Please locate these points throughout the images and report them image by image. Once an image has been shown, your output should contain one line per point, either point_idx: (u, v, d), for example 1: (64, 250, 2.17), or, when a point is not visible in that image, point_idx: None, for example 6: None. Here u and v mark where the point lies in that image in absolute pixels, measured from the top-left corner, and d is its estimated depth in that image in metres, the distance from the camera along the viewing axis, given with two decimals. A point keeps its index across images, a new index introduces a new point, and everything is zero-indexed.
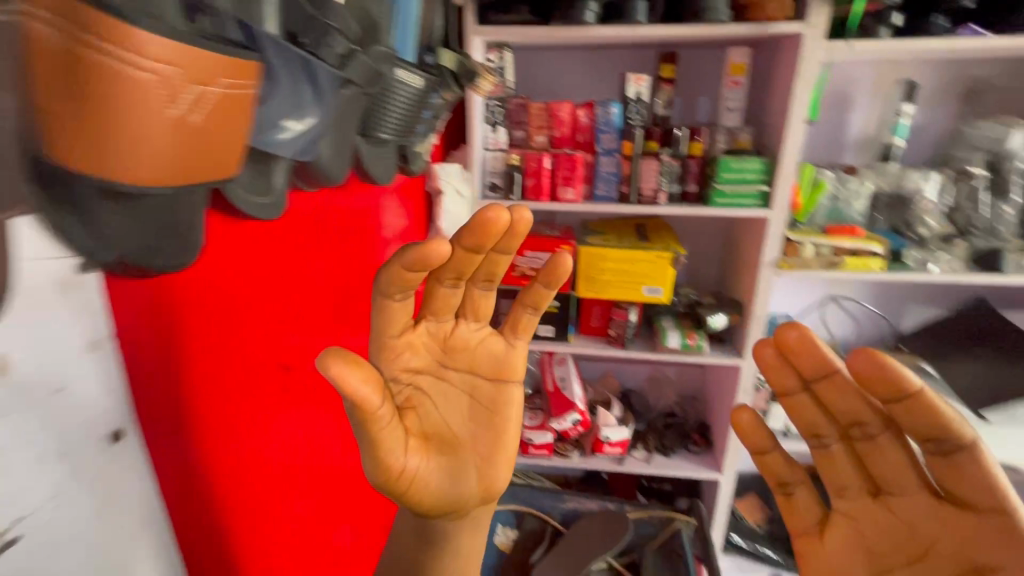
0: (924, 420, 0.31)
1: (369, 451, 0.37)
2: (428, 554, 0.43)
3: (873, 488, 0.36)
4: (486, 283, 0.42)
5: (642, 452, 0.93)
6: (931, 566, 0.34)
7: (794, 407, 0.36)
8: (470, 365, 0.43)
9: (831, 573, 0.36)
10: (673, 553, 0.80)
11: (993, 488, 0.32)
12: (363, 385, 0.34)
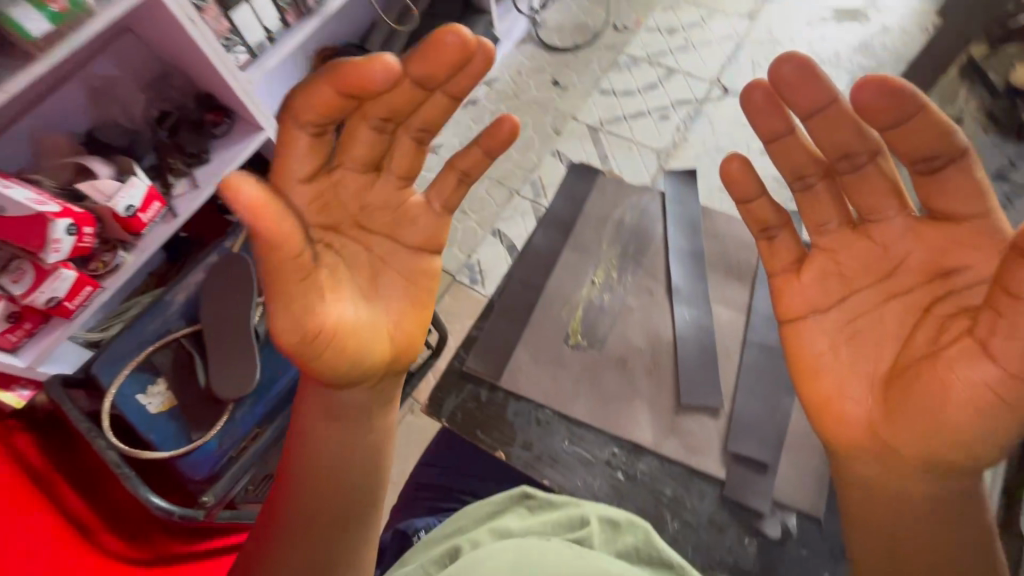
0: (927, 142, 0.44)
1: (285, 304, 0.45)
2: (364, 423, 0.52)
3: (854, 224, 0.50)
4: (419, 129, 0.51)
5: (184, 182, 1.00)
6: (896, 278, 0.47)
7: (785, 154, 0.50)
8: (391, 223, 0.52)
9: (803, 296, 0.50)
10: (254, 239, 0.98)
11: (974, 193, 0.44)
12: (256, 190, 0.42)
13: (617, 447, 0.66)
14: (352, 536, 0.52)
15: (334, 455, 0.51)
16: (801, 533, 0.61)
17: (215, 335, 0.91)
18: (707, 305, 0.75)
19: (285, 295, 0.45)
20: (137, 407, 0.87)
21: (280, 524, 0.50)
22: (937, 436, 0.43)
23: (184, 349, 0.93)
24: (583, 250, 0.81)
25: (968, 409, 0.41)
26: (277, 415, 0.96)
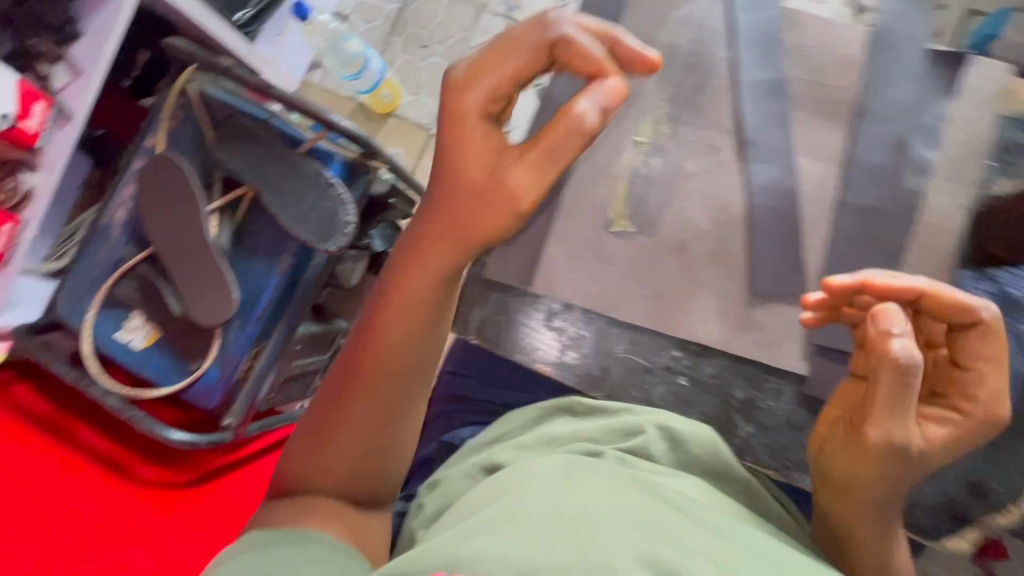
0: (940, 302, 0.50)
1: (458, 147, 0.45)
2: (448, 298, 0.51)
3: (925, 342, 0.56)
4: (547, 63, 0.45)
5: (63, 74, 0.82)
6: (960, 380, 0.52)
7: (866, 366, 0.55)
8: (495, 116, 0.45)
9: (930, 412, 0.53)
10: (229, 114, 0.85)
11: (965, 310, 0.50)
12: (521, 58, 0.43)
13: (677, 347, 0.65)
14: (403, 408, 0.54)
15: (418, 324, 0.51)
16: None
17: (172, 244, 0.81)
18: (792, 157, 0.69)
19: (478, 149, 0.45)
20: (123, 346, 0.83)
21: (364, 370, 0.52)
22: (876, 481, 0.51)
23: (150, 279, 0.83)
24: (616, 97, 0.71)
25: (913, 464, 0.50)
26: (273, 329, 0.85)
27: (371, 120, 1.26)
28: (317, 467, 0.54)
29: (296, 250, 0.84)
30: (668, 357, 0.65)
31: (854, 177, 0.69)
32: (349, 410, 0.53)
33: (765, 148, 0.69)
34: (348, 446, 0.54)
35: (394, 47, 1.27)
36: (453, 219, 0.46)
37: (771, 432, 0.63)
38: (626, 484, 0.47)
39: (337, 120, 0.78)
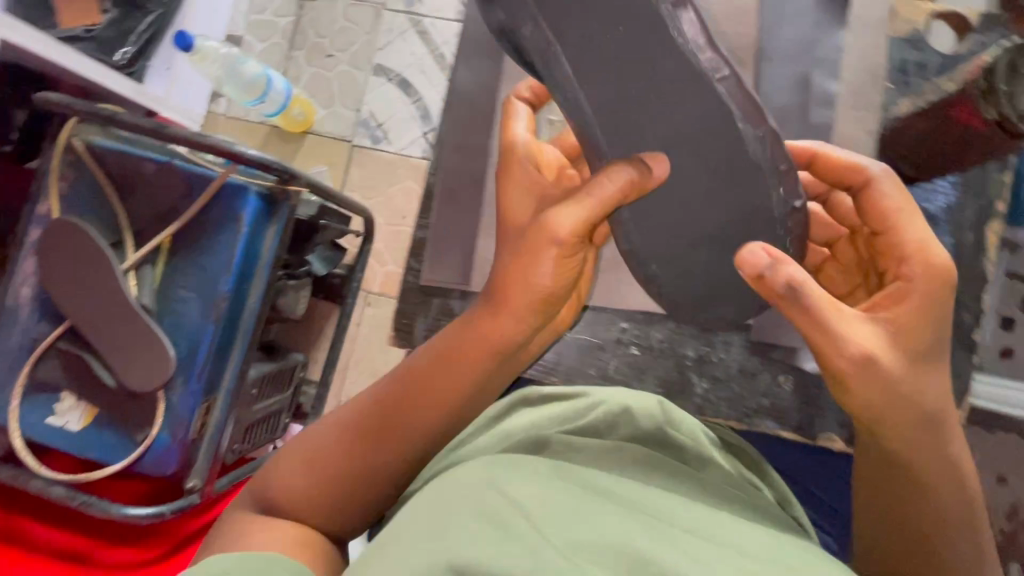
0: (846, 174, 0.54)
1: (522, 256, 0.48)
2: (372, 449, 0.51)
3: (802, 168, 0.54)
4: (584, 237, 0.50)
5: None
6: (885, 231, 0.51)
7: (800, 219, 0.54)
8: (524, 280, 0.48)
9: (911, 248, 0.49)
10: (128, 167, 0.79)
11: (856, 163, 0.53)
12: (548, 263, 0.47)
13: (625, 321, 0.70)
14: (353, 448, 0.50)
15: (483, 367, 0.51)
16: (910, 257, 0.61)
17: (93, 315, 0.75)
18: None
19: (540, 252, 0.47)
20: (60, 430, 0.78)
21: (450, 352, 0.51)
22: (911, 391, 0.46)
23: (72, 353, 0.78)
24: None
25: (937, 365, 0.47)
26: (220, 380, 0.80)
27: (287, 141, 1.24)
28: (304, 480, 0.50)
29: (231, 293, 0.78)
30: (618, 331, 0.70)
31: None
32: (326, 438, 0.51)
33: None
34: (348, 461, 0.50)
35: (297, 61, 1.25)
36: (512, 281, 0.48)
37: (725, 384, 0.67)
38: (545, 475, 0.42)
39: (245, 151, 0.74)
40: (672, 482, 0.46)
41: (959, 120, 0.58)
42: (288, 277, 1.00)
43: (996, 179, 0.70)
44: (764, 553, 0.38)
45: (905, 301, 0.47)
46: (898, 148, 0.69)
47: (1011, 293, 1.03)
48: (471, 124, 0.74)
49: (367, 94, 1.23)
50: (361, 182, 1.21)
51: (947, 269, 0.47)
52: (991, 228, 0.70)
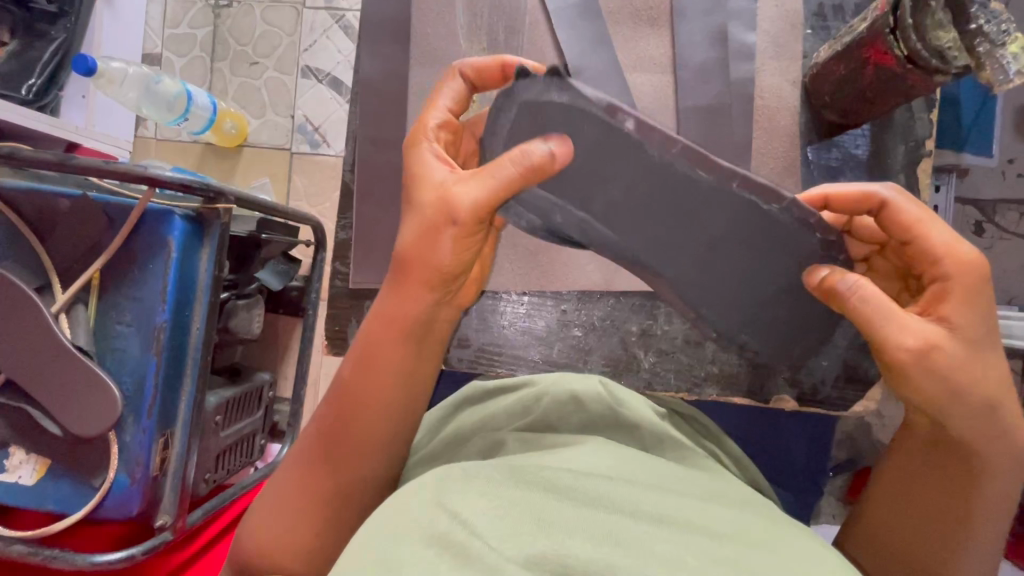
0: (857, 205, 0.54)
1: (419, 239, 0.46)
2: (337, 464, 0.48)
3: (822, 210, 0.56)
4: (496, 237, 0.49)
5: None
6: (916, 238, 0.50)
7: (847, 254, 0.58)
8: (432, 266, 0.46)
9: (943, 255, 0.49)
10: (43, 207, 0.75)
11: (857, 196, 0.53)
12: (451, 253, 0.45)
13: (565, 303, 0.70)
14: (317, 471, 0.48)
15: (402, 354, 0.48)
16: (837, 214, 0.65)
17: (22, 365, 0.71)
18: (620, 79, 0.74)
19: (435, 231, 0.45)
20: (14, 486, 0.75)
21: (359, 348, 0.48)
22: (969, 378, 0.46)
23: (15, 407, 0.73)
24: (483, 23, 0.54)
25: (996, 353, 0.47)
26: (175, 412, 0.78)
27: (224, 158, 1.19)
28: (280, 530, 0.47)
29: (171, 321, 0.77)
30: (561, 312, 0.70)
31: (684, 85, 0.74)
32: (286, 476, 0.48)
33: (590, 76, 0.74)
34: (311, 489, 0.47)
35: (222, 73, 1.20)
36: (411, 251, 0.46)
37: (671, 355, 0.70)
38: (498, 483, 0.40)
39: (164, 174, 0.72)
40: (631, 462, 0.46)
41: (872, 61, 0.59)
42: (236, 296, 0.98)
43: (919, 118, 0.71)
44: (723, 530, 0.40)
45: (952, 300, 0.47)
46: (822, 97, 0.70)
47: (963, 219, 1.04)
48: (383, 117, 0.74)
49: (299, 99, 1.19)
50: (307, 191, 1.18)
51: (982, 264, 0.48)
52: (923, 165, 0.71)
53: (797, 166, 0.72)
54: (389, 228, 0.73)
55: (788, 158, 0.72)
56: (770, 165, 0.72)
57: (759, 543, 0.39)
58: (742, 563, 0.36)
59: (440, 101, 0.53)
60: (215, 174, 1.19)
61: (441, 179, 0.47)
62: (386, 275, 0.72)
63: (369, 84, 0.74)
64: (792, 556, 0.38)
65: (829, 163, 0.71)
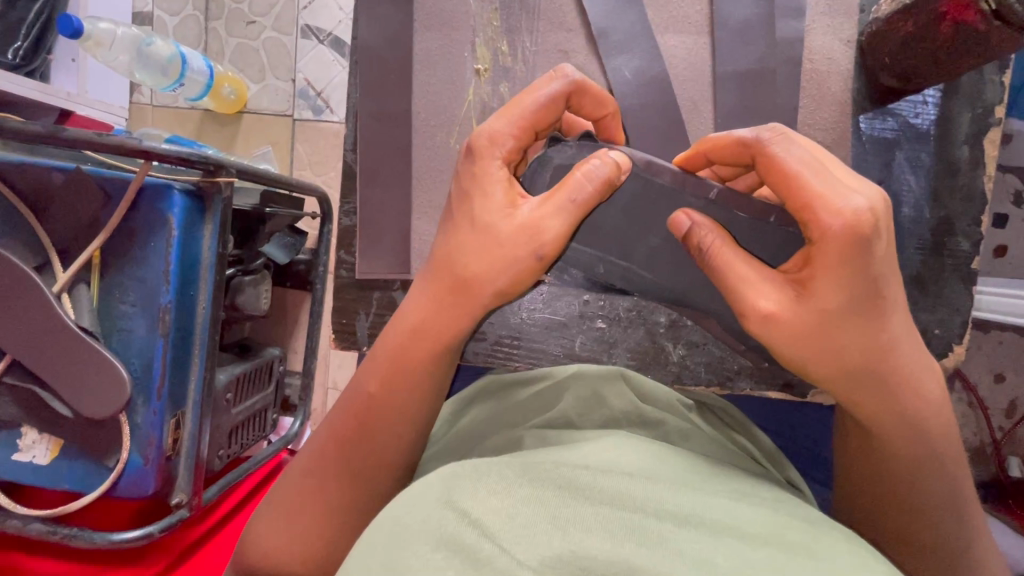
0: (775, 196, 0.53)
1: (465, 241, 0.44)
2: (351, 462, 0.46)
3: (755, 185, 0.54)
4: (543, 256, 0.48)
5: None
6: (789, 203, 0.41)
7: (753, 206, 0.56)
8: (484, 273, 0.44)
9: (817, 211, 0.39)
10: (39, 181, 0.72)
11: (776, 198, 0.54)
12: (504, 274, 0.44)
13: (588, 293, 0.66)
14: (330, 472, 0.47)
15: (439, 363, 0.46)
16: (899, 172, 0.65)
17: (29, 348, 0.69)
18: (652, 43, 0.68)
19: (487, 233, 0.44)
20: (29, 465, 0.75)
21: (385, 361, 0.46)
22: (826, 348, 0.41)
23: (22, 388, 0.72)
24: None
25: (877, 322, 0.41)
26: (185, 393, 0.77)
27: (224, 125, 1.14)
28: (289, 531, 0.46)
29: (174, 302, 0.74)
30: (584, 303, 0.67)
31: (721, 48, 0.67)
32: (293, 475, 0.48)
33: (617, 39, 0.68)
34: (322, 486, 0.46)
35: (217, 34, 1.13)
36: (469, 256, 0.44)
37: (702, 348, 0.66)
38: (513, 481, 0.36)
39: (161, 148, 0.68)
40: (656, 458, 0.41)
41: (950, 17, 0.50)
42: (243, 272, 0.94)
43: (989, 81, 0.65)
44: (755, 532, 0.35)
45: (818, 264, 0.40)
46: (879, 58, 0.63)
47: (1003, 188, 0.96)
48: (388, 90, 0.69)
49: (300, 61, 1.12)
50: (309, 160, 1.13)
51: (859, 225, 0.38)
52: (990, 136, 0.65)
53: (847, 138, 0.67)
54: (399, 206, 0.69)
55: (839, 129, 0.67)
56: (810, 136, 0.67)
57: (799, 548, 0.34)
58: (781, 568, 0.32)
59: (527, 105, 0.46)
60: (216, 143, 1.14)
61: (510, 206, 0.45)
62: (396, 257, 0.69)
63: (371, 49, 0.69)
64: (835, 563, 0.33)
65: (884, 135, 0.66)
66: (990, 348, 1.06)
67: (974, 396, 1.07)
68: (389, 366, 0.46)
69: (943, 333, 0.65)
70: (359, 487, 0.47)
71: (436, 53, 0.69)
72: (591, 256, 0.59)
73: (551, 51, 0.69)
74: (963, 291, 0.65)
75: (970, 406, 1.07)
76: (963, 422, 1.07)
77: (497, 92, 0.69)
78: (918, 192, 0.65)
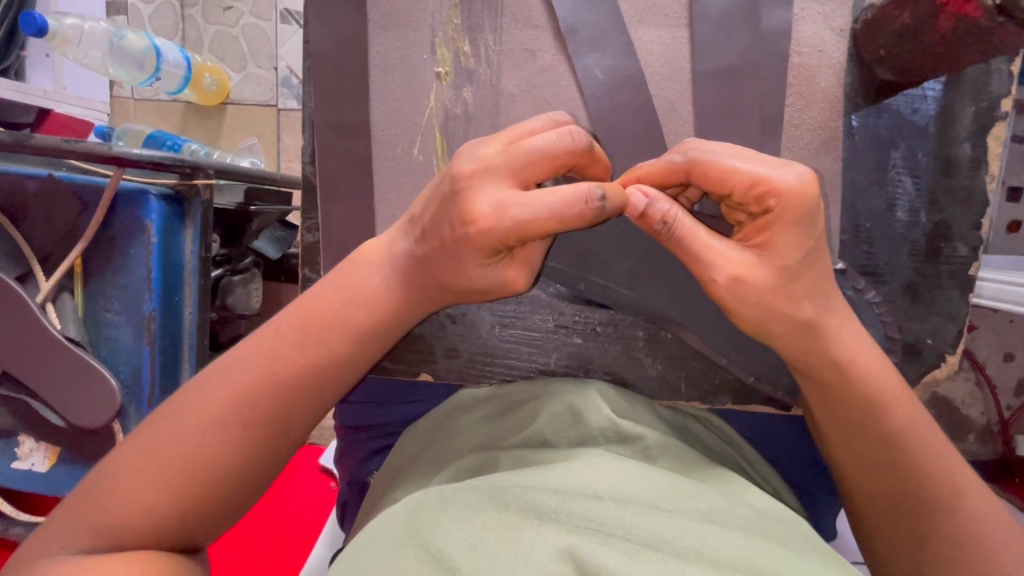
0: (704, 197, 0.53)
1: (450, 255, 0.44)
2: (261, 414, 0.44)
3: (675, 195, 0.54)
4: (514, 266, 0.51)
5: None
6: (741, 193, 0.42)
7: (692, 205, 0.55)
8: (476, 283, 0.45)
9: (776, 191, 0.41)
10: (16, 191, 0.71)
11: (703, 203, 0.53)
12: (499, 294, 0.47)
13: (563, 305, 0.64)
14: (233, 422, 0.44)
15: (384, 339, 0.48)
16: (905, 162, 0.62)
17: (17, 361, 0.69)
18: (626, 38, 0.64)
19: (468, 258, 0.43)
20: (27, 472, 0.76)
21: (321, 325, 0.46)
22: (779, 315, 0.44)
23: (15, 398, 0.73)
24: None
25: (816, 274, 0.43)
26: None
27: (207, 117, 1.11)
28: (173, 496, 0.42)
29: (159, 309, 0.74)
30: (559, 315, 0.64)
31: (705, 42, 0.63)
32: (178, 414, 0.44)
33: (587, 35, 0.64)
34: (216, 437, 0.43)
35: (194, 22, 1.09)
36: (449, 262, 0.44)
37: (681, 362, 0.64)
38: (474, 509, 0.37)
39: (133, 152, 0.66)
40: (633, 476, 0.40)
41: (949, 10, 0.45)
42: (231, 272, 0.94)
43: (996, 71, 0.60)
44: (725, 557, 0.34)
45: (775, 232, 0.42)
46: (875, 49, 0.59)
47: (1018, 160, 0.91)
48: (346, 99, 0.65)
49: (281, 47, 1.09)
50: (296, 150, 1.11)
51: (807, 188, 0.40)
52: (993, 133, 0.61)
53: (836, 139, 0.63)
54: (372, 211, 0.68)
55: (828, 128, 0.63)
56: (812, 119, 0.63)
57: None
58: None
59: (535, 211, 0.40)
60: (199, 136, 1.11)
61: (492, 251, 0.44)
62: None
63: (324, 56, 0.65)
64: None
65: (877, 133, 0.62)
66: (1001, 326, 1.03)
67: (982, 375, 1.04)
68: (334, 339, 0.46)
69: (936, 343, 0.63)
70: (261, 442, 0.45)
71: (393, 57, 0.66)
72: (569, 273, 0.58)
73: (517, 51, 0.65)
74: (957, 299, 0.62)
75: (978, 385, 1.05)
76: (970, 402, 1.05)
77: (459, 98, 0.66)
78: (914, 194, 0.62)
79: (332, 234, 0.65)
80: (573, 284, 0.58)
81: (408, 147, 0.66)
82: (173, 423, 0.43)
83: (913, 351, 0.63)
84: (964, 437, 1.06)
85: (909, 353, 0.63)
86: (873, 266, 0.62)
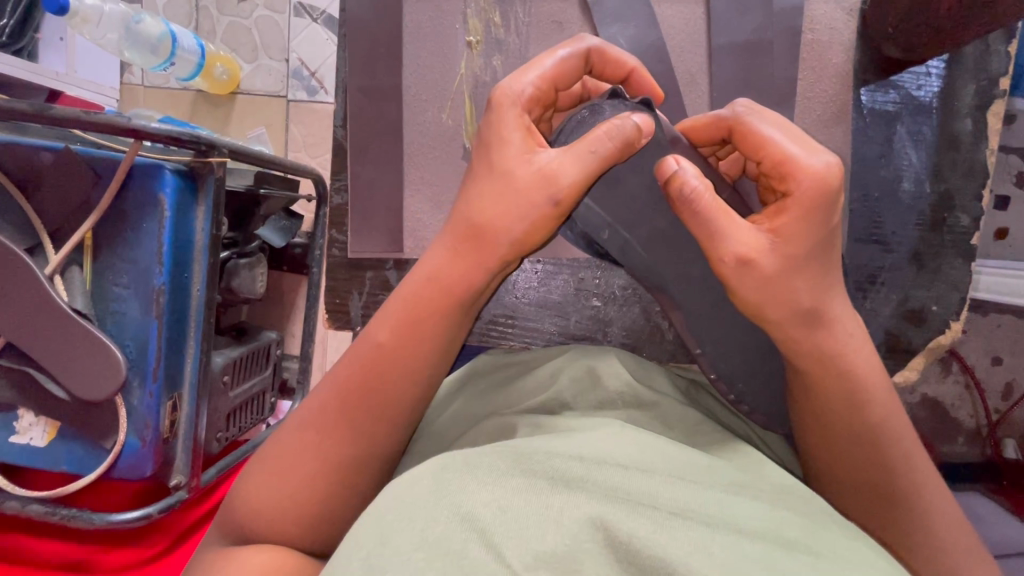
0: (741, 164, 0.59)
1: (483, 169, 0.45)
2: (377, 389, 0.45)
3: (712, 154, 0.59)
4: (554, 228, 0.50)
5: None
6: (783, 174, 0.44)
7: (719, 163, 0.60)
8: (501, 215, 0.43)
9: (813, 175, 0.42)
10: (31, 161, 0.71)
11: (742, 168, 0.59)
12: (537, 230, 0.44)
13: (582, 271, 0.72)
14: (356, 402, 0.45)
15: (455, 309, 0.45)
16: (912, 135, 0.68)
17: (22, 332, 0.68)
18: (649, 11, 0.71)
19: (489, 171, 0.45)
20: (26, 447, 0.76)
21: (406, 294, 0.45)
22: (788, 295, 0.44)
23: (17, 368, 0.72)
24: None
25: (820, 264, 0.44)
26: (183, 376, 0.77)
27: (217, 104, 1.12)
28: (313, 496, 0.44)
29: (169, 284, 0.74)
30: (579, 282, 0.72)
31: (720, 20, 0.70)
32: (307, 402, 0.46)
33: (611, 8, 0.70)
34: (335, 413, 0.45)
35: (208, 11, 1.11)
36: (480, 194, 0.44)
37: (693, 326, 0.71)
38: (502, 471, 0.36)
39: (150, 126, 0.65)
40: (650, 448, 0.41)
41: None
42: (238, 255, 0.95)
43: (995, 52, 0.67)
44: (749, 527, 0.35)
45: (791, 212, 0.43)
46: (886, 30, 0.65)
47: (1005, 169, 0.95)
48: (379, 64, 0.72)
49: (293, 38, 1.11)
50: (305, 140, 1.11)
51: (828, 184, 0.42)
52: (993, 108, 0.67)
53: (848, 113, 0.69)
54: (394, 182, 0.72)
55: (839, 103, 0.70)
56: (814, 113, 0.70)
57: (797, 544, 0.34)
58: (772, 568, 0.32)
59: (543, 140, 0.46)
60: (209, 123, 1.12)
61: (527, 154, 0.44)
62: (389, 236, 0.73)
63: (357, 23, 0.71)
64: (830, 559, 0.34)
65: (885, 108, 0.69)
66: (989, 329, 1.06)
67: (971, 377, 1.06)
68: (410, 294, 0.45)
69: (941, 311, 0.69)
70: (387, 420, 0.45)
71: (426, 25, 0.72)
72: (600, 219, 0.54)
73: (545, 23, 0.72)
74: (961, 268, 0.68)
75: (967, 387, 1.07)
76: (959, 403, 1.07)
77: (488, 65, 0.72)
78: (919, 166, 0.68)
79: (359, 194, 0.72)
80: (595, 233, 0.55)
81: (447, 117, 0.72)
82: (301, 412, 0.46)
83: (917, 318, 0.69)
84: (954, 439, 1.07)
85: (916, 320, 0.69)
86: (882, 235, 0.69)
